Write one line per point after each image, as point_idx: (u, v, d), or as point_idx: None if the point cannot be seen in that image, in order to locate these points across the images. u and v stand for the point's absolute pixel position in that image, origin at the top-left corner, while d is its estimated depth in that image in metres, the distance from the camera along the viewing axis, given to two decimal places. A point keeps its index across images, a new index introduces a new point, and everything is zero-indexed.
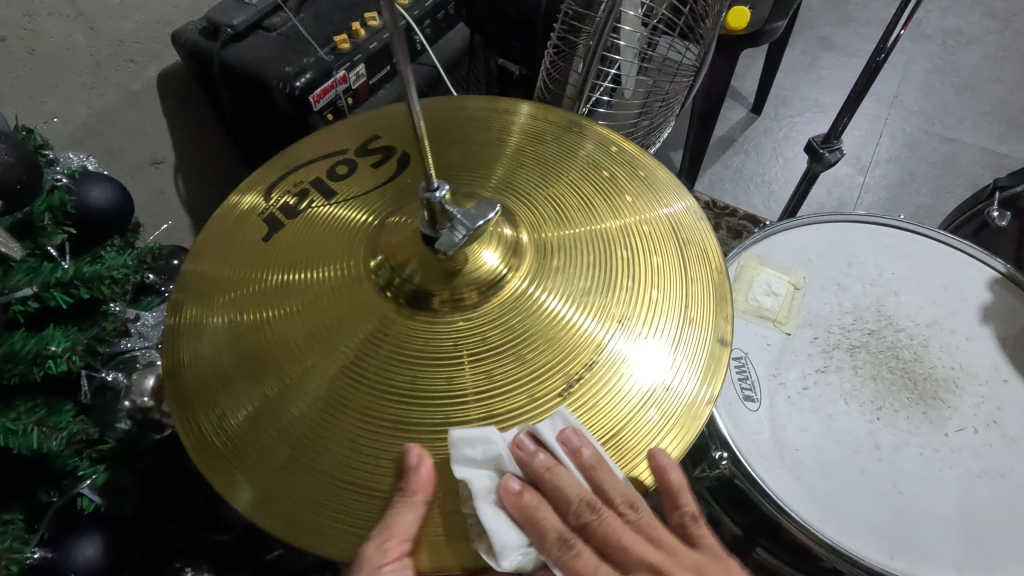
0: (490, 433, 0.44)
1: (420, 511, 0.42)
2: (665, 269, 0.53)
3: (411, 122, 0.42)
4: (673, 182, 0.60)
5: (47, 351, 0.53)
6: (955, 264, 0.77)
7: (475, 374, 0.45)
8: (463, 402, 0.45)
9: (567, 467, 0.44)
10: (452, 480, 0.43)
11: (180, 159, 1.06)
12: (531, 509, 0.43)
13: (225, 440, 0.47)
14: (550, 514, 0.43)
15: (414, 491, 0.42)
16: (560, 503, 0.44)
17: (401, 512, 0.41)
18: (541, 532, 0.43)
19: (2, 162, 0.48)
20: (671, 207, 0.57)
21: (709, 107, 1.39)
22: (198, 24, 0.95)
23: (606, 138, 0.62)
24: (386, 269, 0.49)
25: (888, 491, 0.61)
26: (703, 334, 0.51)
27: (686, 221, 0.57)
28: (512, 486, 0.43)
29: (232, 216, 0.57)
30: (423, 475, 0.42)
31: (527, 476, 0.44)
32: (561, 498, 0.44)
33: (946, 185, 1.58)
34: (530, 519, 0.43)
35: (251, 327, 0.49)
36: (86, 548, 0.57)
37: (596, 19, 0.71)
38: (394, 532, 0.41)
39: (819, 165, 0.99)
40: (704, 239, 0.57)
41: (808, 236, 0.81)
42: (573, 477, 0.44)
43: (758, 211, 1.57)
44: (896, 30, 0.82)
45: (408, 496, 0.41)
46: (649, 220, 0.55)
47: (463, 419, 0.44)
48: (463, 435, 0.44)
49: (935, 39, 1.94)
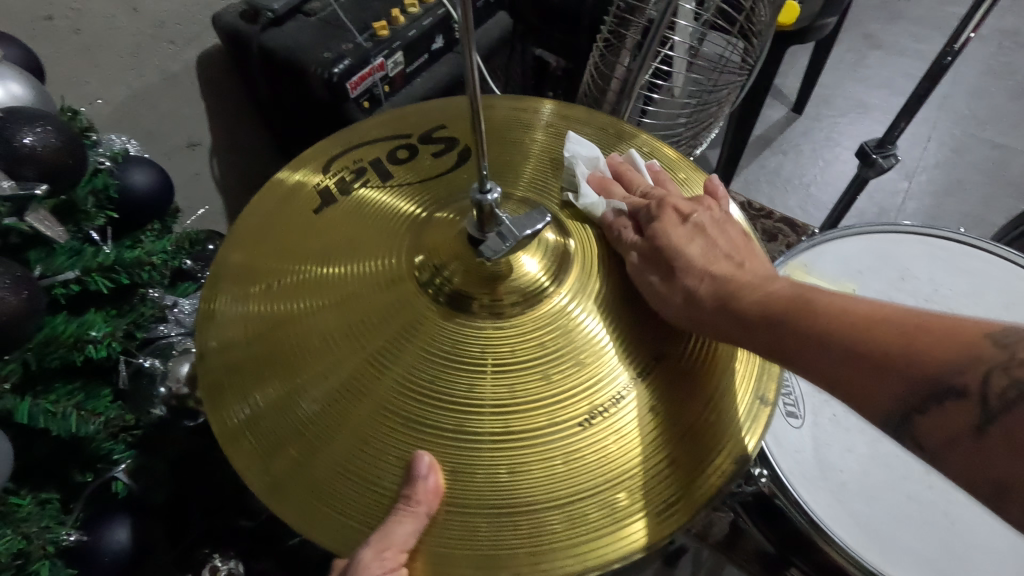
0: (513, 447, 0.42)
1: (421, 522, 0.40)
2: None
3: (471, 118, 0.40)
4: (721, 195, 0.57)
5: (88, 335, 0.54)
6: (1017, 281, 0.73)
7: (511, 383, 0.44)
8: (495, 411, 0.43)
9: (644, 170, 0.57)
10: (460, 491, 0.41)
11: (216, 141, 1.05)
12: (612, 184, 0.55)
13: (252, 428, 0.45)
14: (623, 192, 0.55)
15: (418, 501, 0.40)
16: (633, 185, 0.56)
17: (402, 520, 0.40)
18: (561, 556, 0.40)
19: (49, 147, 0.48)
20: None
21: (750, 105, 1.34)
22: (238, 7, 0.94)
23: (664, 148, 0.61)
24: (427, 267, 0.48)
25: (938, 521, 0.58)
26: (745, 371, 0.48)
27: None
28: (539, 504, 0.41)
29: (276, 194, 0.56)
30: (430, 485, 0.41)
31: (545, 498, 0.41)
32: (634, 183, 0.56)
33: (996, 193, 1.51)
34: (605, 192, 0.54)
35: (286, 318, 0.48)
36: (120, 532, 0.58)
37: (648, 13, 0.69)
38: (393, 540, 0.39)
39: (870, 171, 0.95)
40: (761, 275, 0.53)
41: (859, 246, 0.77)
42: (646, 175, 0.57)
43: (796, 213, 1.51)
44: (966, 31, 0.78)
45: (413, 506, 0.39)
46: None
47: (494, 429, 0.43)
48: (487, 446, 0.42)
49: (992, 40, 1.85)
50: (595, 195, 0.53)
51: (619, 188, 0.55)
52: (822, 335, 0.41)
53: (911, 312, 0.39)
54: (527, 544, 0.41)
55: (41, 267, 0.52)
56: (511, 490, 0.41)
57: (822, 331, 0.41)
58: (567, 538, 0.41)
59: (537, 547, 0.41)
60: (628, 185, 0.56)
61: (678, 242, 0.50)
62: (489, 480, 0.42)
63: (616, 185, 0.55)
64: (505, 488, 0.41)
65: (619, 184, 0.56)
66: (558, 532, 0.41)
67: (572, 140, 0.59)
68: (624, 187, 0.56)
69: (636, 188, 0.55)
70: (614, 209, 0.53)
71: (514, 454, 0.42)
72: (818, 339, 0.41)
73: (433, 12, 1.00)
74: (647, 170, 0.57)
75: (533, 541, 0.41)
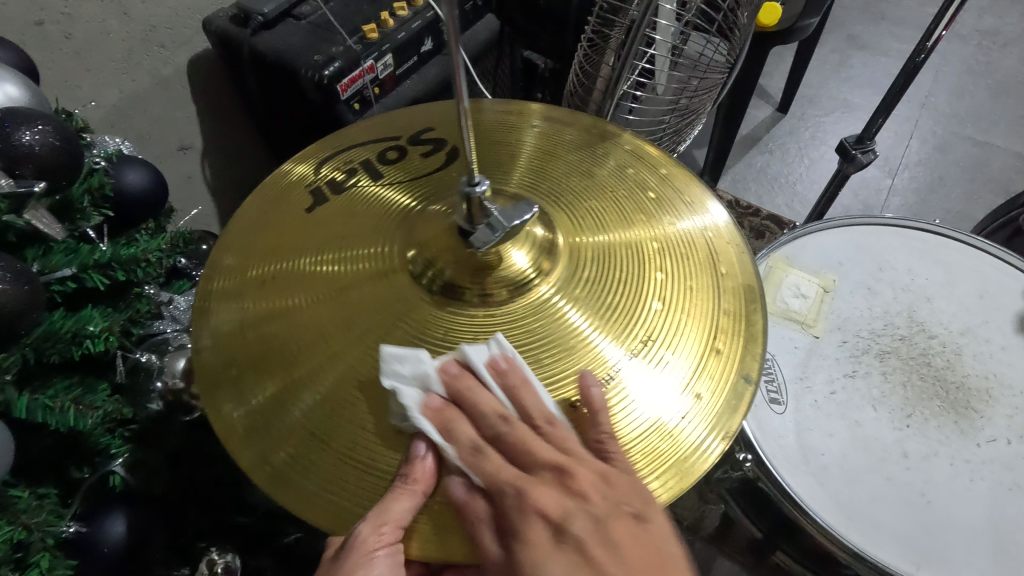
0: None
1: (419, 499, 0.42)
2: (699, 285, 0.52)
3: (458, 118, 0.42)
4: (705, 191, 0.60)
5: (85, 331, 0.55)
6: (989, 269, 0.75)
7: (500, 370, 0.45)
8: None
9: (492, 382, 0.43)
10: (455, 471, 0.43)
11: (207, 145, 1.06)
12: (451, 434, 0.42)
13: (249, 422, 0.46)
14: (473, 441, 0.42)
15: (417, 480, 0.42)
16: (477, 424, 0.42)
17: (398, 497, 0.41)
18: None
19: (47, 145, 0.49)
20: (708, 225, 0.57)
21: (735, 104, 1.37)
22: (228, 12, 0.96)
23: (646, 146, 0.62)
24: (418, 260, 0.49)
25: (916, 500, 0.60)
26: (731, 348, 0.50)
27: (722, 242, 0.56)
28: None
29: (275, 187, 0.58)
30: (429, 465, 0.42)
31: None
32: (480, 417, 0.42)
33: (977, 189, 1.54)
34: (445, 436, 0.42)
35: (280, 312, 0.49)
36: (115, 524, 0.58)
37: (632, 14, 0.71)
38: (389, 517, 0.40)
39: (851, 166, 0.97)
40: (742, 260, 0.56)
41: (839, 237, 0.79)
42: (495, 392, 0.43)
43: (782, 211, 1.54)
44: (938, 30, 0.80)
45: (408, 483, 0.41)
46: (685, 237, 0.55)
47: None
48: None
49: (971, 40, 1.89)
50: (429, 444, 0.42)
51: (464, 430, 0.42)
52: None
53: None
54: None
55: (39, 265, 0.53)
56: None
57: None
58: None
59: None
60: (472, 419, 0.42)
61: (543, 559, 0.37)
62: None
63: (460, 428, 0.42)
64: None
65: (461, 424, 0.42)
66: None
67: (557, 140, 0.61)
68: (471, 423, 0.42)
69: (484, 424, 0.42)
70: (465, 485, 0.41)
71: None
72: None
73: (422, 14, 1.02)
74: (502, 391, 0.43)
75: None
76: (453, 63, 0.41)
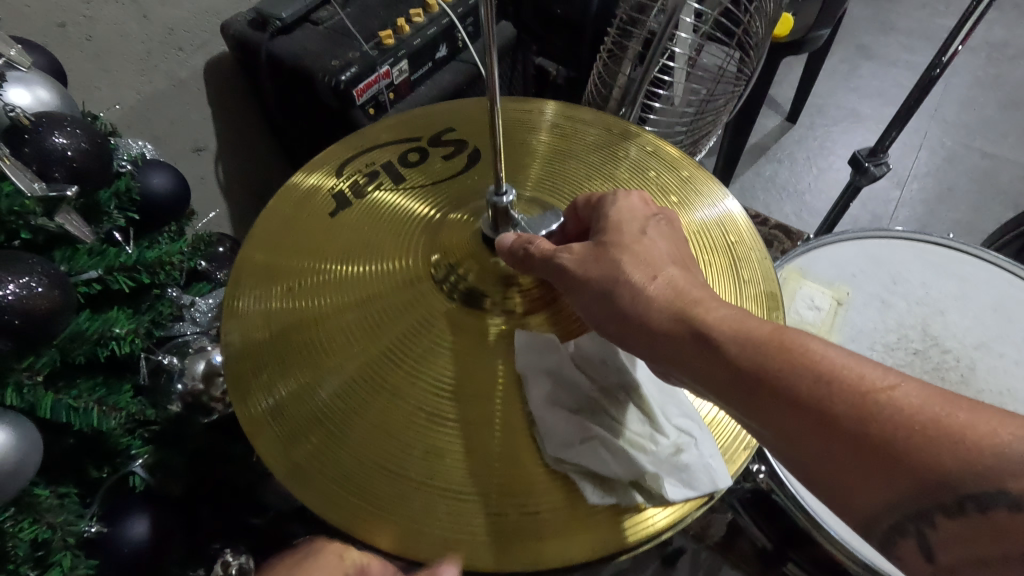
0: (518, 431, 0.45)
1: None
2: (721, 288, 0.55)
3: (491, 124, 0.46)
4: (724, 189, 0.62)
5: (112, 332, 0.56)
6: (1003, 284, 0.75)
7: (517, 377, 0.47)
8: (502, 402, 0.46)
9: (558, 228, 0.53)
10: (471, 475, 0.44)
11: (221, 147, 1.08)
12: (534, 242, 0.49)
13: (274, 416, 0.47)
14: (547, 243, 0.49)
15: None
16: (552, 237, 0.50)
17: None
18: (567, 540, 0.42)
19: (79, 150, 0.51)
20: (728, 227, 0.59)
21: (746, 114, 1.37)
22: (246, 17, 0.97)
23: (666, 146, 0.64)
24: (442, 266, 0.52)
25: None
26: None
27: (743, 242, 0.58)
28: (541, 492, 0.43)
29: (294, 195, 0.58)
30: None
31: (551, 483, 0.44)
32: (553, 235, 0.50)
33: (986, 202, 1.54)
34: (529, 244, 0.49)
35: (307, 312, 0.50)
36: (138, 524, 0.59)
37: (651, 26, 0.71)
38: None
39: (863, 179, 0.97)
40: (762, 263, 0.57)
41: (852, 249, 0.80)
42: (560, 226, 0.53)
43: (790, 220, 1.55)
44: (954, 44, 0.80)
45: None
46: (701, 237, 0.58)
47: (500, 418, 0.45)
48: (489, 430, 0.45)
49: (980, 52, 1.89)
50: (525, 336, 0.48)
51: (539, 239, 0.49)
52: (831, 411, 0.35)
53: (839, 369, 0.36)
54: (534, 528, 0.42)
55: (66, 266, 0.53)
56: (519, 477, 0.44)
57: (815, 396, 0.35)
58: (571, 523, 0.43)
59: (544, 530, 0.42)
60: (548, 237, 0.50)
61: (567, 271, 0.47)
62: (499, 463, 0.44)
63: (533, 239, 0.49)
64: (515, 475, 0.44)
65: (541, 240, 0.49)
66: (571, 526, 0.43)
67: (571, 149, 0.63)
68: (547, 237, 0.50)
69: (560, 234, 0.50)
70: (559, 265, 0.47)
71: (524, 442, 0.45)
72: (876, 410, 0.34)
73: (437, 21, 1.02)
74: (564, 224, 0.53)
75: (540, 525, 0.43)
76: (488, 86, 0.46)
